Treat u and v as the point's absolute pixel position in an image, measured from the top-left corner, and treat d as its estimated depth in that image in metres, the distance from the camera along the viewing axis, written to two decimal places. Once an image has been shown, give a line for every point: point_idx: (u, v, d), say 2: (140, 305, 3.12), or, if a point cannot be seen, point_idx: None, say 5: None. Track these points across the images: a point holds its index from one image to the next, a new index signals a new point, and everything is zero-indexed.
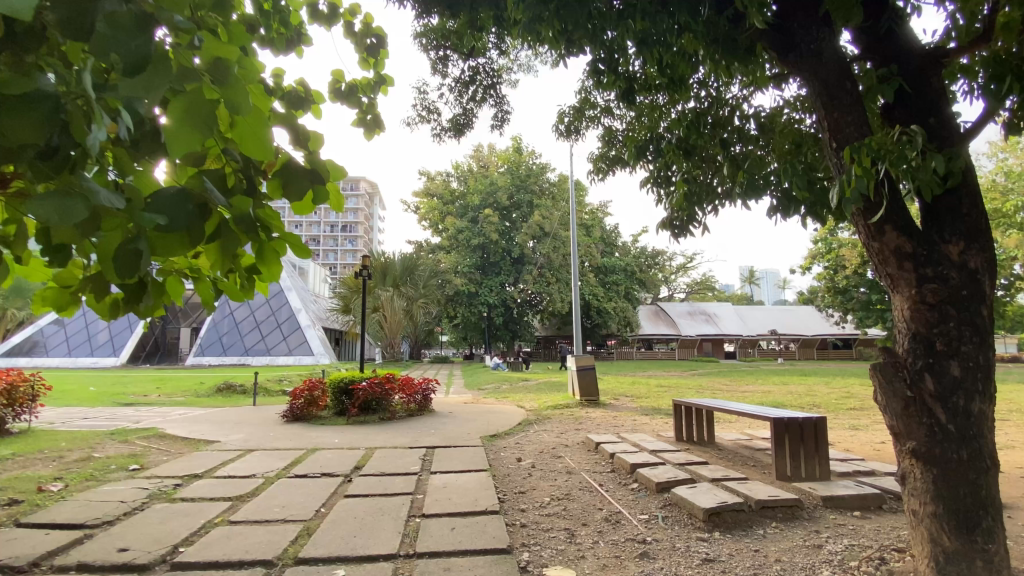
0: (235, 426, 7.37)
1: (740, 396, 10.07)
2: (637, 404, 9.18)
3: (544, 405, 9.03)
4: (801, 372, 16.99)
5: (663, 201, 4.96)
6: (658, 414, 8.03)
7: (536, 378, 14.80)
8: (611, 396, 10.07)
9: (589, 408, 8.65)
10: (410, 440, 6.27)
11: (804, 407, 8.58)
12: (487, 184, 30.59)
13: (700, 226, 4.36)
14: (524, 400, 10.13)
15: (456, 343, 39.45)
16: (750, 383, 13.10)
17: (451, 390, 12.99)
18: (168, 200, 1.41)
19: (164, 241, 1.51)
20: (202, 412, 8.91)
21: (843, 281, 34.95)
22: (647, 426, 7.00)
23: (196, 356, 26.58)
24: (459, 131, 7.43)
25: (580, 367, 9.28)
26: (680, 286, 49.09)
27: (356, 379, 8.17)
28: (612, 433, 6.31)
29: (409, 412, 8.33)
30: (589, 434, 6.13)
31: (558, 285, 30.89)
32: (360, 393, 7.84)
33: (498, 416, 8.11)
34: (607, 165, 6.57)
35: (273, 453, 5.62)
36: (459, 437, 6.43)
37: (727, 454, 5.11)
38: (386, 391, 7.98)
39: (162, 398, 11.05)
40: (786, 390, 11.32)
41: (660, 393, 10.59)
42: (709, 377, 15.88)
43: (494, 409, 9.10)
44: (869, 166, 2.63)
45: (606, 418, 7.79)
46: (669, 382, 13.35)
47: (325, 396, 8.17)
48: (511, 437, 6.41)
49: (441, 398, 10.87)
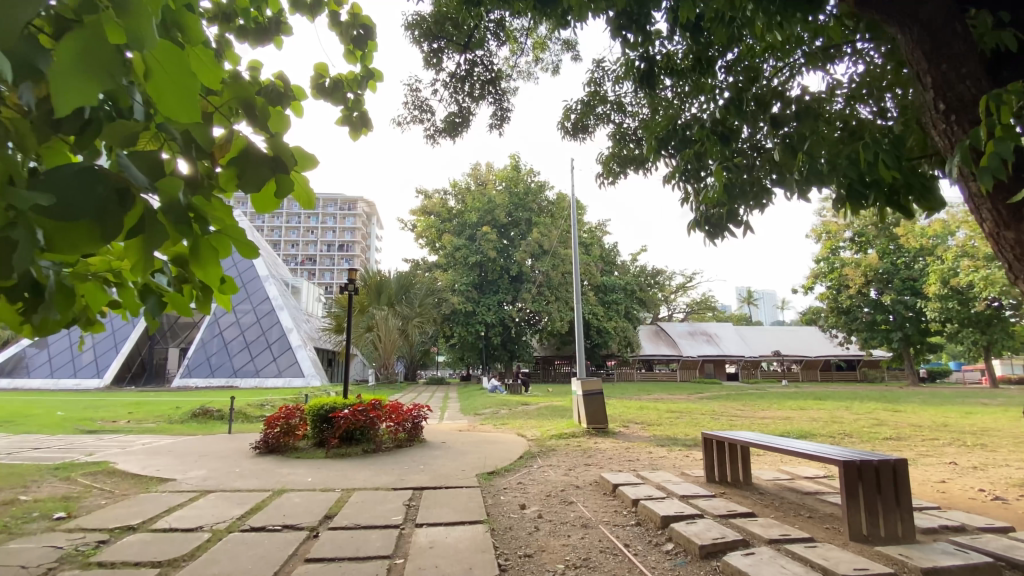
0: (200, 459, 6.49)
1: (759, 423, 9.26)
2: (650, 433, 8.33)
3: (548, 434, 8.18)
4: (813, 395, 16.16)
5: (689, 200, 4.24)
6: (677, 446, 7.19)
7: (536, 402, 13.94)
8: (620, 423, 9.22)
9: (598, 437, 7.79)
10: (397, 479, 5.41)
11: (835, 437, 7.77)
12: (485, 202, 30.02)
13: (743, 227, 3.57)
14: (524, 427, 9.26)
15: (451, 364, 38.50)
16: (764, 408, 12.28)
17: (445, 415, 12.09)
18: (68, 179, 1.09)
19: (61, 232, 1.15)
20: (167, 441, 8.00)
21: (847, 301, 34.39)
22: (666, 461, 6.18)
23: (182, 378, 25.49)
24: (455, 132, 6.71)
25: (587, 393, 8.45)
26: (680, 306, 48.35)
27: (338, 406, 7.35)
28: (629, 471, 5.48)
29: (397, 445, 7.44)
30: (603, 471, 5.31)
31: (557, 304, 30.14)
32: (342, 421, 6.99)
33: (497, 447, 7.26)
34: (620, 167, 5.87)
35: (234, 496, 4.76)
36: (453, 475, 5.59)
37: (770, 498, 4.29)
38: (370, 420, 7.13)
39: (131, 425, 10.10)
40: (807, 416, 10.49)
41: (672, 420, 9.76)
42: (717, 400, 15.05)
43: (493, 438, 8.24)
44: (1010, 130, 1.90)
45: (618, 449, 6.95)
46: (678, 407, 12.49)
47: (303, 425, 7.34)
48: (511, 474, 5.58)
49: (434, 425, 9.99)
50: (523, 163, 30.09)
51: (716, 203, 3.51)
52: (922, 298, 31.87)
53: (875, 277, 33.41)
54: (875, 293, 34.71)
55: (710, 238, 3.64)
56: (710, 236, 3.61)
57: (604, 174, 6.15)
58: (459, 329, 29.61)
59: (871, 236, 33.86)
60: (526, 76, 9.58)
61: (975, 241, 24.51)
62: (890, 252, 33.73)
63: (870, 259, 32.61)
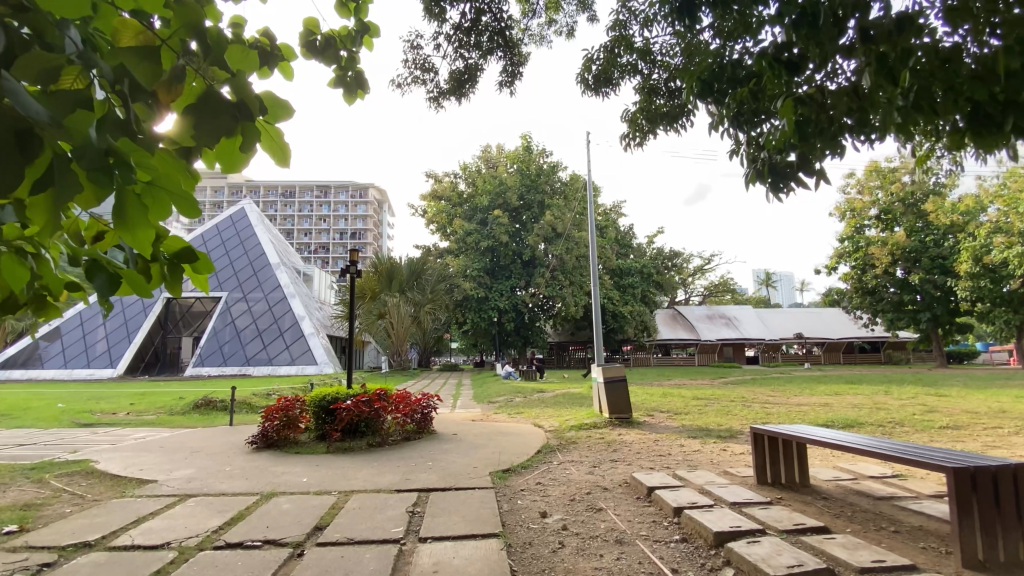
0: (190, 456, 5.98)
1: (797, 410, 8.55)
2: (678, 422, 7.67)
3: (566, 425, 7.55)
4: (846, 380, 15.31)
5: (739, 151, 3.57)
6: (711, 437, 6.53)
7: (552, 389, 13.33)
8: (645, 412, 8.57)
9: (622, 429, 7.13)
10: (401, 478, 4.83)
11: (885, 426, 7.05)
12: (496, 184, 29.16)
13: (817, 177, 2.85)
14: (541, 418, 8.66)
15: (465, 350, 38.05)
16: (795, 393, 11.54)
17: (458, 403, 11.53)
18: None
19: None
20: (162, 436, 7.53)
21: (872, 281, 33.15)
22: (703, 455, 5.53)
23: (195, 367, 25.31)
24: (461, 91, 6.05)
25: (608, 380, 7.79)
26: (697, 289, 47.31)
27: (341, 396, 6.75)
28: (663, 469, 4.83)
29: (404, 438, 6.84)
30: (635, 471, 4.67)
31: (571, 288, 29.39)
32: (343, 413, 6.41)
33: (513, 440, 6.66)
34: (648, 122, 5.24)
35: (215, 503, 4.21)
36: (465, 474, 5.00)
37: (837, 504, 3.63)
38: (375, 412, 6.52)
39: (130, 417, 9.69)
40: (847, 402, 9.73)
41: (700, 408, 9.08)
42: (742, 386, 14.32)
43: (508, 429, 7.65)
44: None
45: (646, 442, 6.30)
46: (703, 393, 11.80)
47: (304, 416, 6.79)
48: (528, 473, 4.96)
49: (445, 414, 9.44)
50: (535, 144, 29.08)
51: (783, 144, 2.84)
52: (953, 278, 30.57)
53: (902, 256, 32.10)
54: (902, 273, 33.38)
55: (772, 192, 2.94)
56: (775, 190, 2.91)
57: (629, 134, 5.48)
58: (471, 316, 29.05)
59: (899, 213, 32.46)
60: (539, 40, 8.82)
61: (1010, 216, 23.25)
62: (917, 230, 32.35)
63: (898, 237, 31.29)
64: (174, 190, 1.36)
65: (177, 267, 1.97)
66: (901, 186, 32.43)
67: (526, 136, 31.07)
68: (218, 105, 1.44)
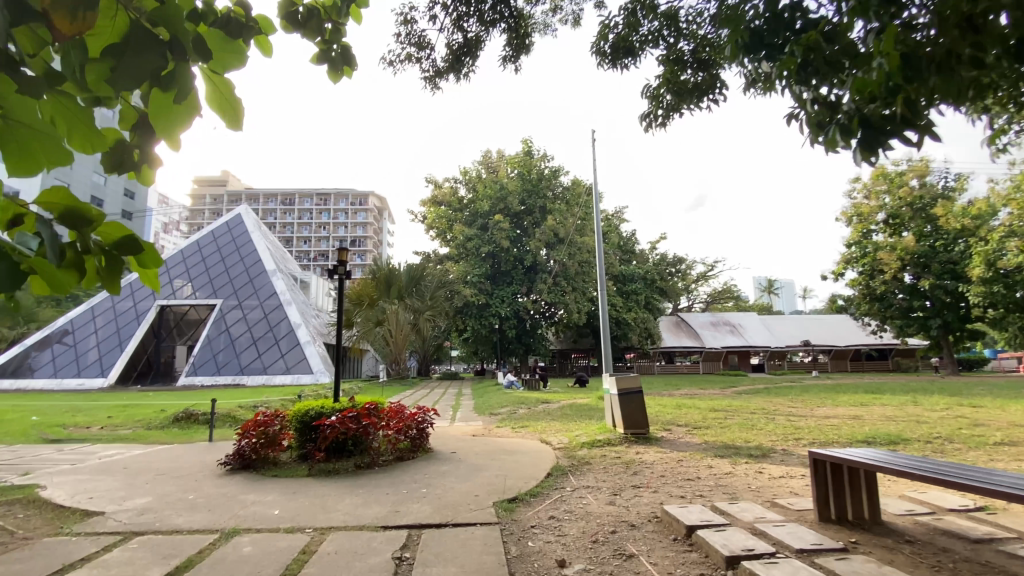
0: (153, 480, 5.27)
1: (826, 423, 7.85)
2: (700, 439, 6.95)
3: (577, 441, 6.84)
4: (866, 389, 14.55)
5: (798, 120, 3.02)
6: (741, 457, 5.84)
7: (557, 400, 12.64)
8: (662, 427, 7.85)
9: (640, 447, 6.42)
10: (391, 510, 4.13)
11: (934, 442, 6.35)
12: (497, 189, 28.41)
13: (923, 132, 2.26)
14: (548, 432, 7.95)
15: (465, 358, 37.32)
16: (816, 404, 10.84)
17: (457, 416, 10.80)
18: None
19: None
20: (131, 455, 6.81)
21: (881, 286, 32.50)
22: (738, 481, 4.83)
23: (188, 376, 24.56)
24: (459, 65, 5.40)
25: (623, 392, 7.08)
26: (701, 296, 46.57)
27: (327, 411, 6.06)
28: (698, 502, 4.12)
29: (396, 458, 6.13)
30: (667, 504, 3.95)
31: (574, 295, 28.66)
32: (327, 431, 5.70)
33: (520, 459, 5.94)
34: (673, 96, 4.59)
35: (163, 544, 3.50)
36: (466, 502, 4.31)
37: (928, 551, 2.93)
38: (363, 429, 5.81)
39: (102, 433, 8.94)
40: (878, 413, 9.01)
41: (720, 421, 8.37)
42: (755, 395, 13.62)
43: (513, 446, 6.94)
44: None
45: (670, 463, 5.60)
46: (718, 404, 11.10)
47: (286, 433, 6.08)
48: (539, 503, 4.26)
49: (443, 428, 8.73)
50: (536, 148, 28.40)
51: (879, 89, 2.23)
52: (964, 282, 29.86)
53: (911, 261, 31.40)
54: (911, 278, 32.71)
55: (862, 157, 2.32)
56: (864, 153, 2.30)
57: (650, 113, 4.87)
58: (472, 323, 28.30)
59: (907, 217, 31.92)
60: (543, 28, 8.19)
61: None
62: (926, 234, 31.68)
63: (907, 242, 30.63)
64: (42, 130, 1.34)
65: (114, 265, 1.65)
66: (909, 190, 31.93)
67: (527, 140, 30.44)
68: (139, 43, 1.28)
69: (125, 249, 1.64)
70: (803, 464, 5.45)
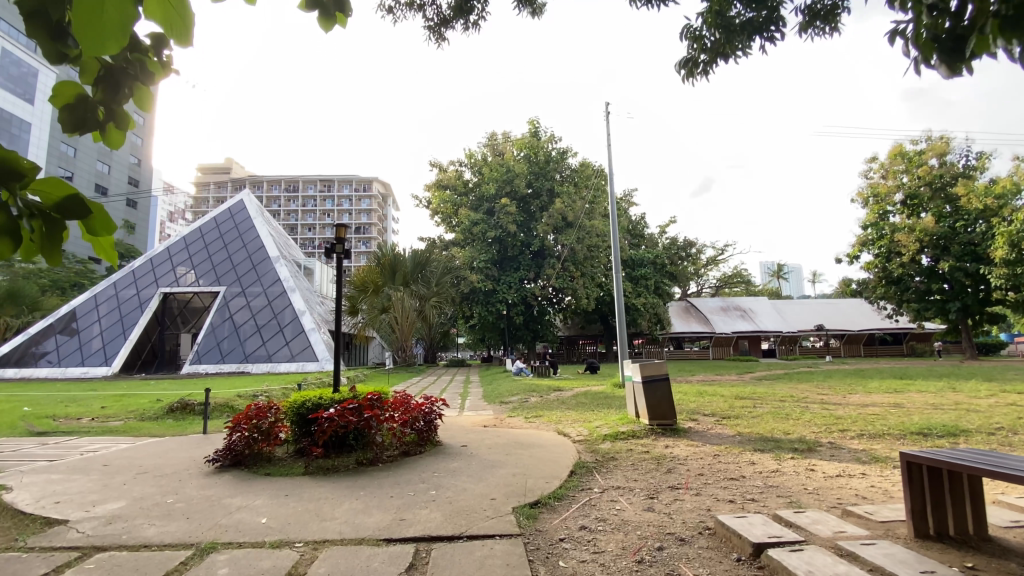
0: (132, 481, 4.72)
1: (865, 413, 7.24)
2: (733, 431, 6.36)
3: (598, 434, 6.27)
4: (893, 374, 13.90)
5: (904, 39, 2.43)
6: (783, 452, 5.25)
7: (570, 387, 12.07)
8: (689, 418, 7.26)
9: (670, 440, 5.84)
10: (395, 518, 3.57)
11: (998, 433, 5.72)
12: (503, 172, 27.54)
13: None
14: (566, 423, 7.39)
15: (472, 345, 36.89)
16: (846, 391, 10.23)
17: (466, 404, 10.27)
18: None
19: None
20: (115, 450, 6.27)
21: (898, 269, 31.66)
22: (790, 482, 4.24)
23: (192, 365, 24.18)
24: (466, 12, 4.76)
25: (648, 380, 6.47)
26: (711, 281, 45.74)
27: (324, 403, 5.50)
28: (755, 510, 3.53)
29: (402, 452, 5.57)
30: (720, 513, 3.37)
31: (582, 280, 27.92)
32: (324, 425, 5.13)
33: (538, 454, 5.37)
34: (721, 33, 3.92)
35: (127, 564, 2.95)
36: (483, 507, 3.75)
37: None
38: (364, 422, 5.24)
39: (92, 425, 8.43)
40: (920, 400, 8.38)
41: (750, 410, 7.78)
42: (777, 382, 13.02)
43: (529, 439, 6.38)
44: None
45: (707, 459, 5.02)
46: (741, 391, 10.49)
47: (281, 427, 5.54)
48: (566, 510, 3.70)
49: (452, 418, 8.20)
50: (543, 129, 27.48)
51: None
52: (985, 264, 28.80)
53: (930, 243, 30.36)
54: (928, 260, 31.81)
55: None
56: None
57: (688, 60, 4.22)
58: (479, 309, 27.68)
59: (926, 198, 30.96)
60: None
61: None
62: (946, 215, 30.61)
63: (926, 223, 29.63)
64: None
65: (55, 228, 1.40)
66: (928, 169, 31.05)
67: (533, 122, 29.55)
68: None
69: (71, 212, 1.39)
70: (857, 461, 4.85)
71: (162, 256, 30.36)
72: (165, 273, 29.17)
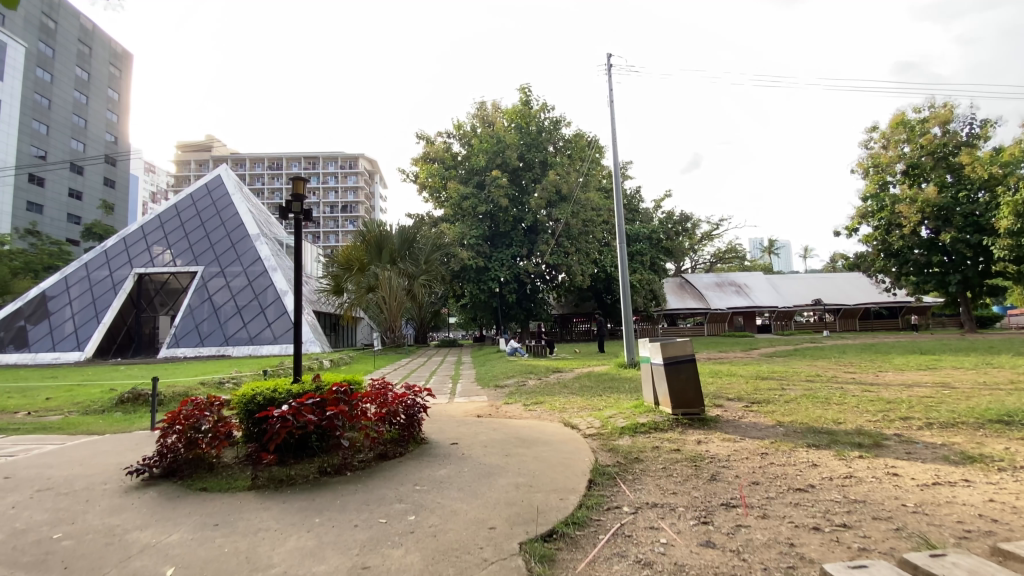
0: (23, 504, 3.64)
1: (916, 395, 6.29)
2: (772, 421, 5.38)
3: (613, 425, 5.27)
4: (913, 350, 13.05)
5: None
6: (847, 450, 4.27)
7: (570, 368, 11.08)
8: (715, 405, 6.26)
9: (702, 436, 4.84)
10: (354, 566, 2.52)
11: None
12: (494, 142, 26.04)
13: None
14: (573, 411, 6.38)
15: (465, 324, 35.94)
16: (874, 368, 9.33)
17: (458, 389, 9.25)
18: None
19: None
20: (30, 455, 5.16)
21: (898, 242, 30.87)
22: (879, 495, 3.27)
23: (170, 348, 22.98)
24: None
25: (670, 361, 5.40)
26: (706, 256, 44.91)
27: (278, 397, 4.40)
28: (864, 550, 2.52)
29: (378, 456, 4.50)
30: (824, 560, 2.37)
31: (578, 257, 26.67)
32: (275, 426, 3.99)
33: (545, 455, 4.34)
34: None
35: None
36: (482, 542, 2.72)
37: None
38: (328, 422, 4.12)
39: (28, 420, 7.33)
40: (969, 380, 7.43)
41: (780, 393, 6.82)
42: (790, 359, 12.12)
43: (533, 432, 5.35)
44: None
45: (757, 462, 4.03)
46: (759, 371, 9.55)
47: (225, 429, 4.43)
48: (592, 546, 2.71)
49: (441, 407, 7.18)
50: (535, 97, 25.89)
51: None
52: (989, 235, 27.79)
53: (931, 214, 29.38)
54: (929, 232, 30.97)
55: None
56: None
57: None
58: (470, 288, 26.49)
59: (927, 167, 29.97)
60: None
61: None
62: (948, 185, 29.65)
63: (928, 193, 28.58)
64: None
65: None
66: (931, 138, 30.02)
67: (525, 90, 28.00)
68: None
69: None
70: (945, 462, 3.87)
71: (136, 236, 28.77)
72: (139, 252, 27.65)
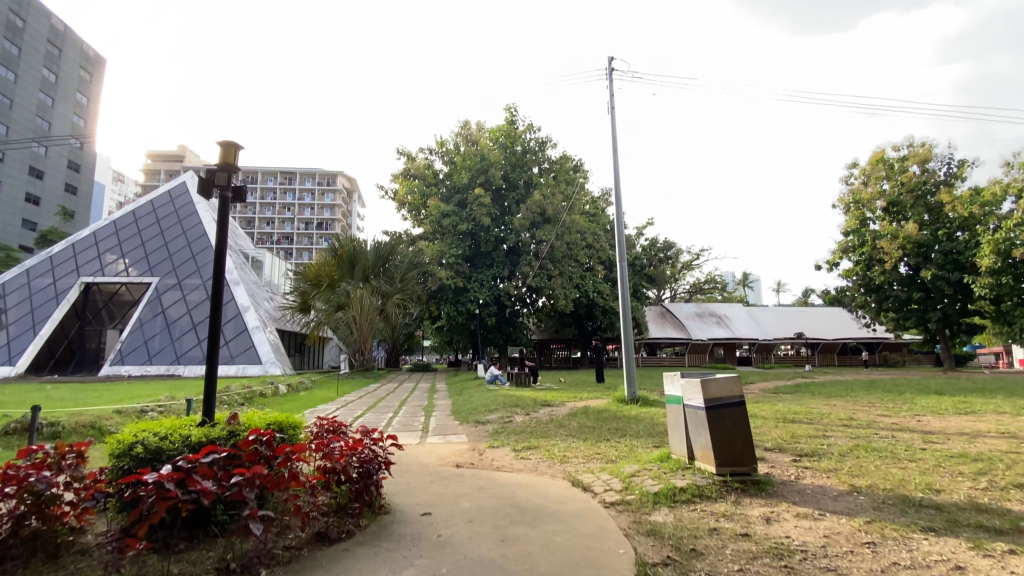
0: None
1: (994, 449, 5.14)
2: (844, 485, 4.13)
3: (642, 491, 3.93)
4: (926, 389, 12.10)
5: None
6: (982, 540, 3.01)
7: (561, 402, 9.74)
8: (760, 461, 4.96)
9: (768, 511, 3.55)
10: None
11: None
12: (478, 160, 24.88)
13: None
14: (577, 464, 5.03)
15: (440, 347, 34.31)
16: (907, 411, 8.21)
17: (433, 426, 7.80)
18: None
19: None
20: None
21: (878, 277, 30.63)
22: None
23: (113, 365, 20.84)
24: None
25: (712, 404, 4.17)
26: (685, 285, 44.37)
27: (166, 450, 2.99)
28: None
29: (314, 538, 3.08)
30: None
31: (562, 280, 25.38)
32: (144, 499, 2.55)
33: (561, 543, 2.98)
34: None
35: None
36: None
37: None
38: (234, 491, 2.70)
39: None
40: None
41: (827, 443, 5.60)
42: (800, 396, 10.99)
43: (532, 496, 4.00)
44: None
45: (871, 562, 2.76)
46: (779, 411, 8.35)
47: (82, 493, 2.96)
48: None
49: (411, 453, 5.74)
50: (521, 115, 24.83)
51: None
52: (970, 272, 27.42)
53: (912, 251, 28.97)
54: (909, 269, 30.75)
55: None
56: None
57: None
58: (447, 310, 24.86)
59: (907, 205, 29.72)
60: None
61: None
62: (926, 223, 29.59)
63: (909, 230, 28.21)
64: None
65: None
66: (910, 176, 29.96)
67: (510, 109, 27.11)
68: None
69: None
70: None
71: (86, 242, 26.53)
72: (88, 260, 25.41)
